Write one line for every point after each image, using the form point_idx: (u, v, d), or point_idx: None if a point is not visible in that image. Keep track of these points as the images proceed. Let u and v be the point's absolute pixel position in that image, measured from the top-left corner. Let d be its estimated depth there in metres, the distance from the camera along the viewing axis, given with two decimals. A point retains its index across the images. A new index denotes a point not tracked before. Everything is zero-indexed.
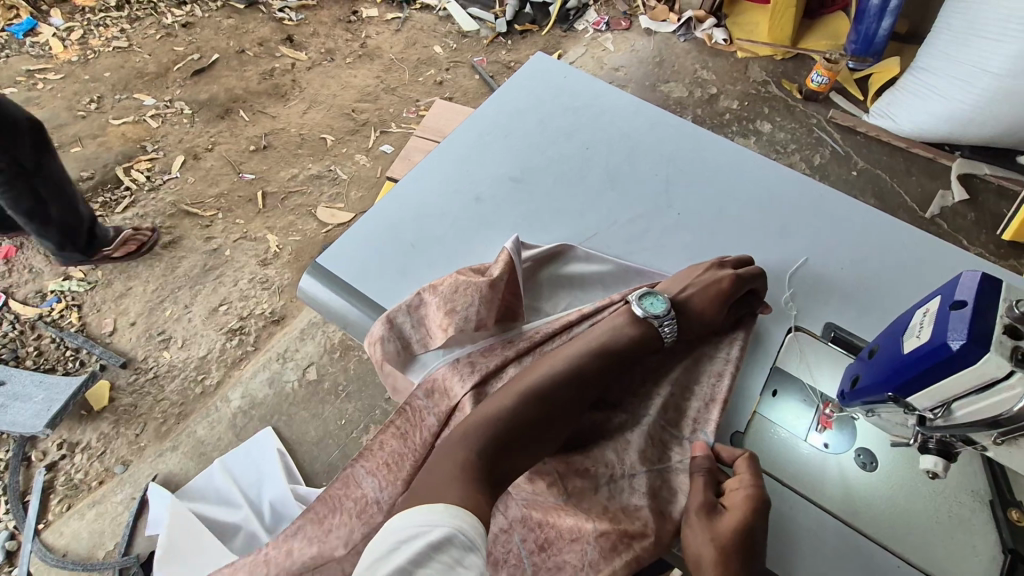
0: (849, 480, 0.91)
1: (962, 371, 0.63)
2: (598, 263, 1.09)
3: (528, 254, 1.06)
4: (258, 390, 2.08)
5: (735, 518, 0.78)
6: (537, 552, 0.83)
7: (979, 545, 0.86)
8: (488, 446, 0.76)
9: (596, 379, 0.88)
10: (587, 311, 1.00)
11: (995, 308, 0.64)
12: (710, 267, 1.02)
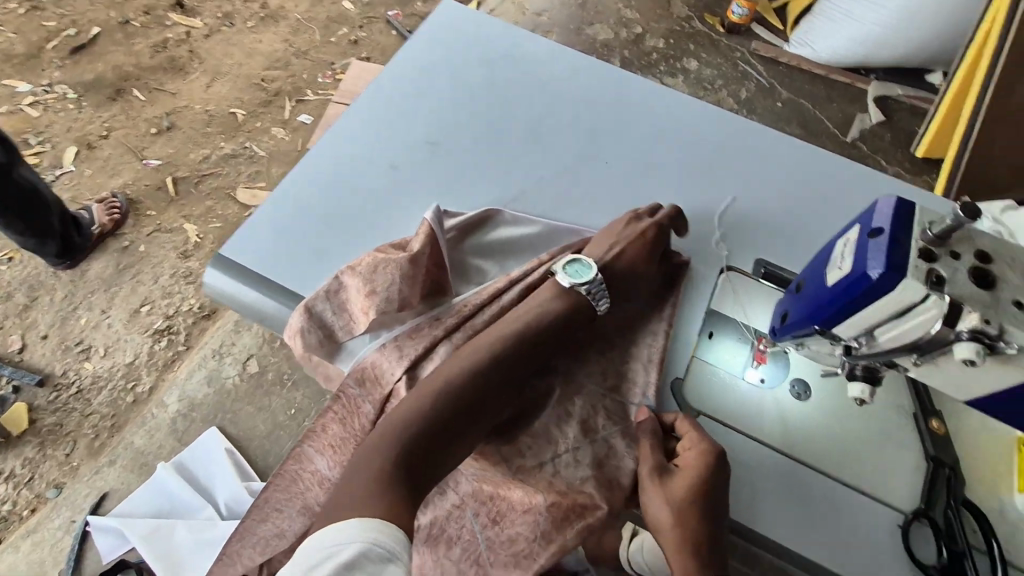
0: (785, 411, 0.94)
1: (882, 300, 0.63)
2: (526, 224, 1.04)
3: (451, 222, 1.00)
4: (193, 390, 1.96)
5: (688, 477, 0.78)
6: (490, 525, 0.85)
7: (905, 458, 0.91)
8: (406, 444, 0.72)
9: (526, 355, 0.83)
10: (516, 276, 0.95)
11: (910, 233, 0.63)
12: (636, 220, 1.00)
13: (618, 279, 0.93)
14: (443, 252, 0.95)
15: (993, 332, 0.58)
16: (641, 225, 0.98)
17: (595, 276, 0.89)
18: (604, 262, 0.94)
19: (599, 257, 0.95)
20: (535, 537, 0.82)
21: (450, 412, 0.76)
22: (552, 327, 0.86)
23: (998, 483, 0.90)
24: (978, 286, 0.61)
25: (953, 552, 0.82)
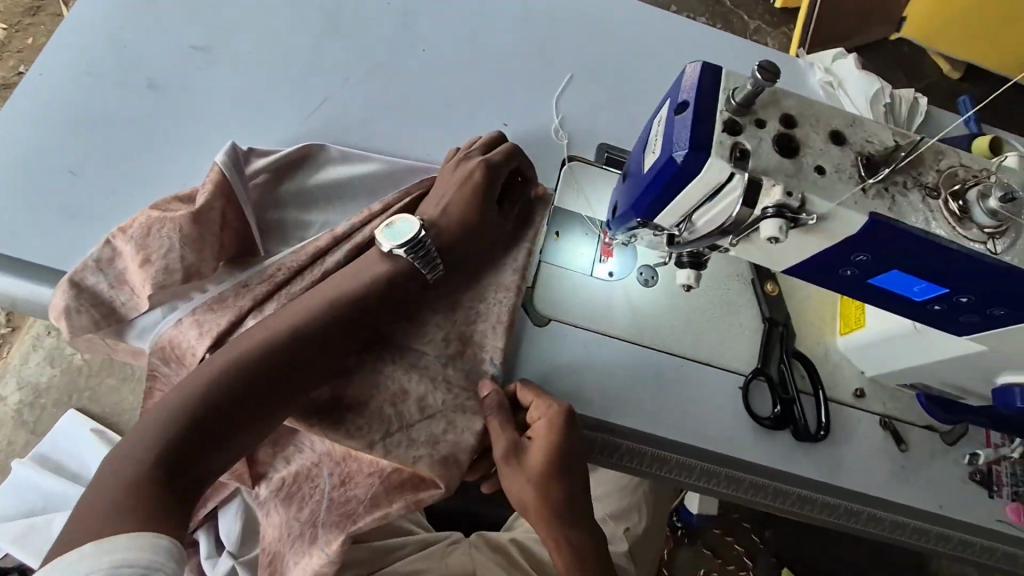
0: (634, 300, 0.93)
1: (692, 183, 0.58)
2: (355, 164, 0.89)
3: (256, 166, 0.84)
4: (36, 373, 1.66)
5: (542, 451, 0.75)
6: (339, 487, 0.78)
7: (746, 324, 0.96)
8: (179, 434, 0.63)
9: (340, 329, 0.74)
10: (339, 233, 0.81)
11: (715, 103, 0.57)
12: (468, 160, 0.87)
13: (456, 230, 0.83)
14: (243, 204, 0.79)
15: (795, 204, 0.56)
16: (472, 167, 0.86)
17: (418, 236, 0.77)
18: (428, 216, 0.83)
19: (426, 213, 0.83)
20: (367, 500, 0.76)
21: (242, 396, 0.66)
22: (372, 296, 0.76)
23: (824, 330, 0.98)
24: (783, 156, 0.56)
25: (783, 400, 0.91)
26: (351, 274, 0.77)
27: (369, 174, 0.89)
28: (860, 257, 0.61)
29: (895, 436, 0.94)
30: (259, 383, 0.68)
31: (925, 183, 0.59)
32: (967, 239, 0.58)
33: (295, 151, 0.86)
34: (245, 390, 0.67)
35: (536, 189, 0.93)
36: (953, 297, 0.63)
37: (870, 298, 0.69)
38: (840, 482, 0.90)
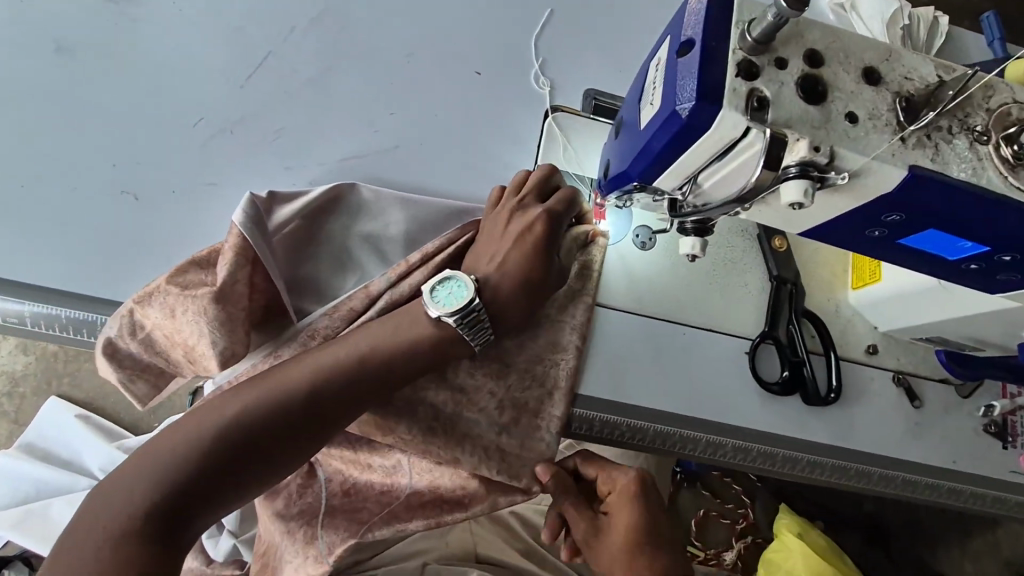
0: (630, 265, 0.87)
1: (700, 142, 0.49)
2: (388, 208, 0.80)
3: (282, 217, 0.75)
4: (8, 363, 1.56)
5: (620, 530, 0.65)
6: (341, 496, 0.86)
7: (752, 284, 0.89)
8: (174, 485, 0.60)
9: (353, 396, 0.67)
10: (375, 291, 0.75)
11: (726, 41, 0.47)
12: (522, 210, 0.74)
13: (515, 294, 0.71)
14: (273, 273, 0.71)
15: (822, 161, 0.47)
16: (529, 218, 0.73)
17: (472, 304, 0.68)
18: (482, 276, 0.71)
19: (478, 271, 0.72)
20: (382, 514, 0.84)
21: (240, 452, 0.63)
22: (405, 369, 0.69)
23: (834, 285, 0.91)
24: (809, 103, 0.47)
25: (792, 363, 0.84)
26: (393, 351, 0.68)
27: (406, 220, 0.81)
28: (893, 217, 0.53)
29: (908, 392, 0.89)
30: (261, 437, 0.64)
31: (971, 126, 0.50)
32: (1018, 192, 0.49)
33: (325, 194, 0.77)
34: (247, 442, 0.63)
35: (587, 229, 0.83)
36: (995, 256, 0.56)
37: (897, 258, 0.61)
38: (852, 445, 0.86)
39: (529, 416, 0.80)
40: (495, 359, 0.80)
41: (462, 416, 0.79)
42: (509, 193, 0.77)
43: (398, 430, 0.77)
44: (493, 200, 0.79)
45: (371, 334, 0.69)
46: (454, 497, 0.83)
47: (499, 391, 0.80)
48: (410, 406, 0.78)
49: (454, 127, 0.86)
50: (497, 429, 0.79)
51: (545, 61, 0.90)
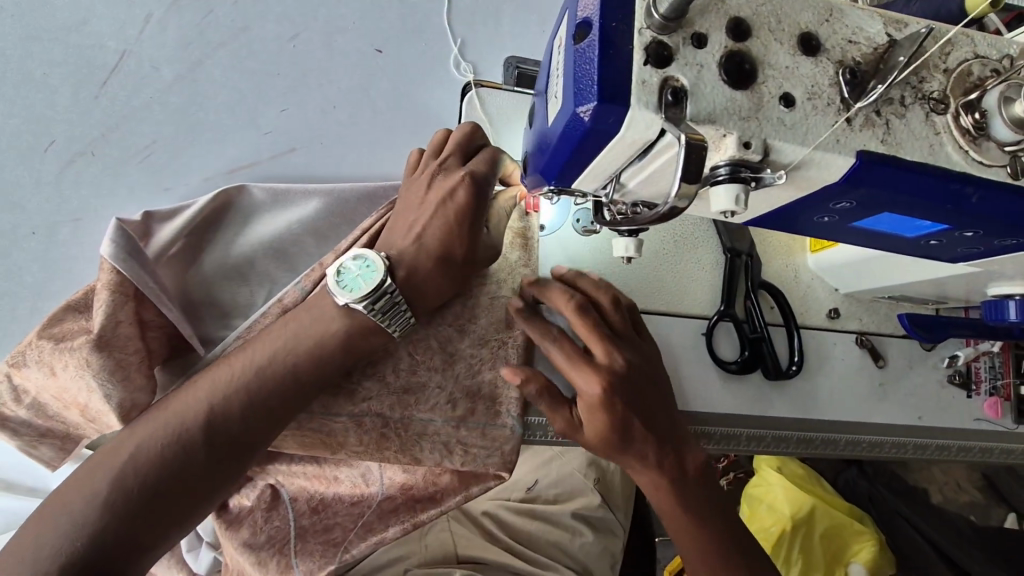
0: (573, 254, 0.78)
1: (613, 145, 0.40)
2: (286, 205, 0.72)
3: (162, 239, 0.66)
4: None
5: (598, 437, 0.64)
6: (310, 513, 0.76)
7: (705, 257, 0.83)
8: (87, 524, 0.51)
9: (286, 397, 0.59)
10: (290, 303, 0.66)
11: (629, 19, 0.38)
12: (444, 174, 0.63)
13: (431, 279, 0.62)
14: (162, 305, 0.62)
15: (755, 158, 0.39)
16: (450, 182, 0.61)
17: (383, 287, 0.58)
18: (395, 253, 0.61)
19: (393, 244, 0.62)
20: (356, 529, 0.74)
21: (176, 470, 0.55)
22: (325, 366, 0.61)
23: (793, 248, 0.86)
24: (735, 89, 0.39)
25: (751, 341, 0.79)
26: (306, 358, 0.60)
27: (308, 215, 0.72)
28: (844, 204, 0.46)
29: (872, 353, 0.86)
30: (197, 449, 0.56)
31: (927, 93, 0.42)
32: (981, 167, 0.43)
33: (211, 202, 0.68)
34: (183, 457, 0.55)
35: (514, 193, 0.72)
36: (956, 232, 0.50)
37: (851, 238, 0.55)
38: (819, 415, 0.83)
39: (486, 403, 0.73)
40: (440, 351, 0.72)
41: (413, 417, 0.70)
42: (428, 155, 0.66)
43: (347, 442, 0.69)
44: (409, 166, 0.68)
45: (276, 335, 0.60)
46: (427, 495, 0.75)
47: (448, 384, 0.71)
48: (357, 417, 0.69)
49: (359, 114, 0.76)
50: (453, 424, 0.71)
51: (457, 28, 0.80)
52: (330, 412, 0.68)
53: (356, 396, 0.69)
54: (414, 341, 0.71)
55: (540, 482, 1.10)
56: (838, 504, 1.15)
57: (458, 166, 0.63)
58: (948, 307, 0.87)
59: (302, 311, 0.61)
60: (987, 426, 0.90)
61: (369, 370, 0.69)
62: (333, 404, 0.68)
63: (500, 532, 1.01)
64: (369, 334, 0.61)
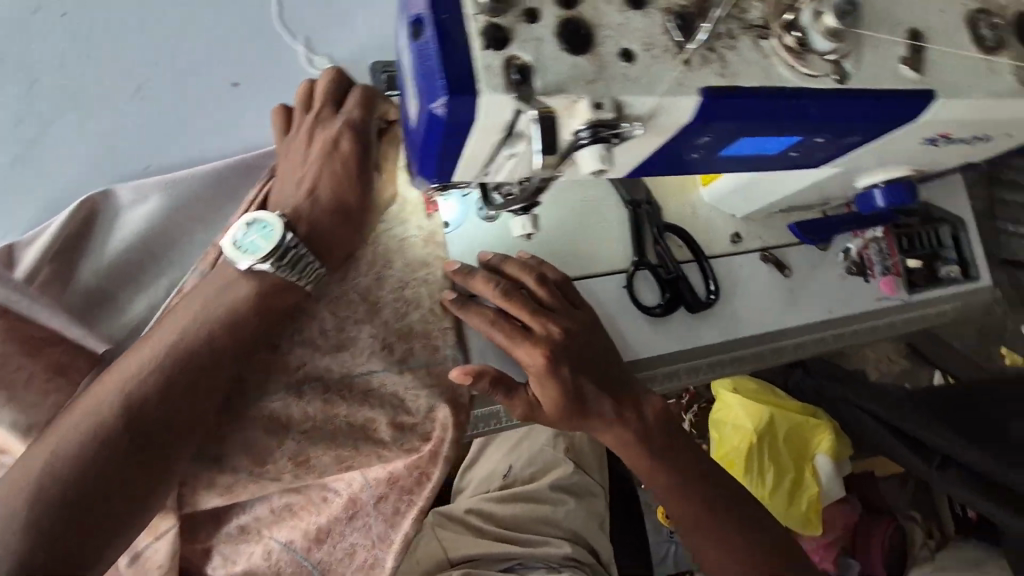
0: (486, 241, 0.78)
1: (478, 129, 0.40)
2: (156, 201, 0.66)
3: (28, 267, 0.60)
4: None
5: (557, 407, 0.68)
6: (316, 544, 0.76)
7: (610, 214, 0.85)
8: (15, 546, 0.48)
9: (204, 373, 0.58)
10: (190, 289, 0.63)
11: (457, 8, 0.38)
12: (322, 125, 0.63)
13: (331, 236, 0.63)
14: (45, 316, 0.59)
15: (609, 116, 0.40)
16: (331, 131, 0.62)
17: (286, 242, 0.59)
18: (291, 211, 0.62)
19: (286, 203, 0.62)
20: (376, 543, 0.77)
21: (98, 469, 0.52)
22: (245, 339, 0.61)
23: (686, 186, 0.90)
24: (575, 55, 0.40)
25: (669, 283, 0.84)
26: (220, 326, 0.59)
27: (180, 202, 0.67)
28: (705, 138, 0.49)
29: (777, 265, 0.93)
30: (121, 444, 0.53)
31: (751, 22, 0.45)
32: (810, 79, 0.46)
33: (72, 215, 0.62)
34: (110, 454, 0.53)
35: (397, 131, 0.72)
36: (808, 140, 0.54)
37: (724, 167, 0.59)
38: (739, 332, 0.89)
39: (421, 340, 0.73)
40: (363, 302, 0.72)
41: (355, 374, 0.70)
42: (298, 111, 0.64)
43: (293, 420, 0.68)
44: (281, 123, 0.66)
45: (177, 315, 0.59)
46: (415, 482, 0.75)
47: (379, 330, 0.72)
48: (295, 388, 0.68)
49: (224, 146, 0.71)
50: (396, 368, 0.71)
51: (296, 28, 0.74)
52: (266, 392, 0.67)
53: (290, 365, 0.68)
54: (333, 300, 0.71)
55: (514, 466, 1.12)
56: (791, 406, 1.26)
57: (334, 115, 0.63)
58: (833, 208, 0.95)
59: (203, 285, 0.61)
60: (887, 305, 0.99)
61: (297, 337, 0.69)
62: (267, 383, 0.67)
63: (487, 526, 1.04)
64: (285, 291, 0.62)
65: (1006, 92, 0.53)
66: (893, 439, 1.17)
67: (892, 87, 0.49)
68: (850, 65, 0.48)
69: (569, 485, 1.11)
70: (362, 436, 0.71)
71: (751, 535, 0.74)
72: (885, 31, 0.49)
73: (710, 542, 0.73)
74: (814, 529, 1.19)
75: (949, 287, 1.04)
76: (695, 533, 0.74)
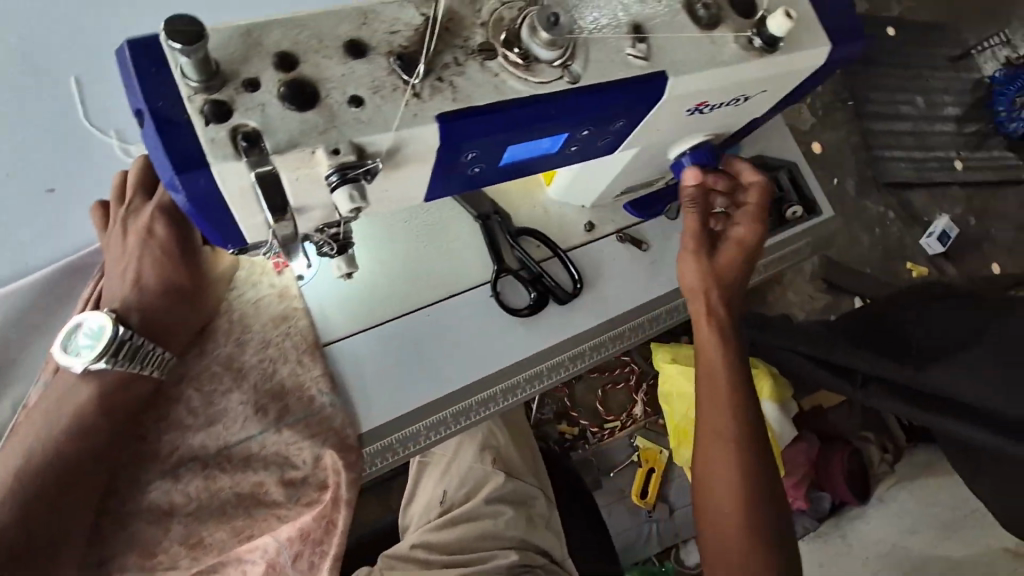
0: (346, 285, 0.80)
1: (229, 199, 0.43)
2: None
3: None
4: None
5: (750, 227, 0.76)
6: None
7: (463, 230, 0.88)
8: None
9: (56, 484, 0.63)
10: (33, 401, 0.68)
11: (174, 93, 0.41)
12: (133, 216, 0.68)
13: (165, 321, 0.68)
14: None
15: (352, 158, 0.44)
16: (143, 221, 0.67)
17: (119, 336, 0.62)
18: (120, 305, 0.66)
19: (114, 296, 0.67)
20: None
21: None
22: (96, 443, 0.65)
23: (531, 187, 0.94)
24: (303, 111, 0.43)
25: (533, 282, 0.87)
26: (63, 438, 0.64)
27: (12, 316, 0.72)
28: (472, 154, 0.53)
29: (634, 242, 0.96)
30: None
31: (475, 47, 0.50)
32: (541, 86, 0.52)
33: None
34: None
35: None
36: (577, 134, 0.59)
37: (517, 172, 0.63)
38: (613, 314, 0.93)
39: (295, 395, 0.74)
40: (227, 371, 0.73)
41: (233, 446, 0.72)
42: (113, 205, 0.70)
43: (175, 506, 0.70)
44: (100, 220, 0.71)
45: (21, 436, 0.65)
46: (324, 531, 0.76)
47: (248, 393, 0.73)
48: (172, 472, 0.70)
49: (55, 251, 0.75)
50: (274, 428, 0.73)
51: (103, 123, 0.77)
52: (141, 483, 0.69)
53: (163, 453, 0.70)
54: (195, 379, 0.72)
55: (449, 490, 1.13)
56: None
57: (145, 203, 0.69)
58: None
59: (46, 396, 0.66)
60: None
61: (163, 423, 0.71)
62: (141, 474, 0.69)
63: (432, 556, 1.05)
64: (130, 384, 0.66)
65: (733, 60, 0.60)
66: (822, 372, 1.19)
67: (624, 75, 0.55)
68: (578, 66, 0.54)
69: (505, 495, 1.12)
70: (252, 500, 0.73)
71: (766, 497, 0.73)
72: (606, 29, 0.56)
73: (722, 467, 0.73)
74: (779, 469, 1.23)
75: (799, 225, 1.13)
76: (713, 472, 0.74)
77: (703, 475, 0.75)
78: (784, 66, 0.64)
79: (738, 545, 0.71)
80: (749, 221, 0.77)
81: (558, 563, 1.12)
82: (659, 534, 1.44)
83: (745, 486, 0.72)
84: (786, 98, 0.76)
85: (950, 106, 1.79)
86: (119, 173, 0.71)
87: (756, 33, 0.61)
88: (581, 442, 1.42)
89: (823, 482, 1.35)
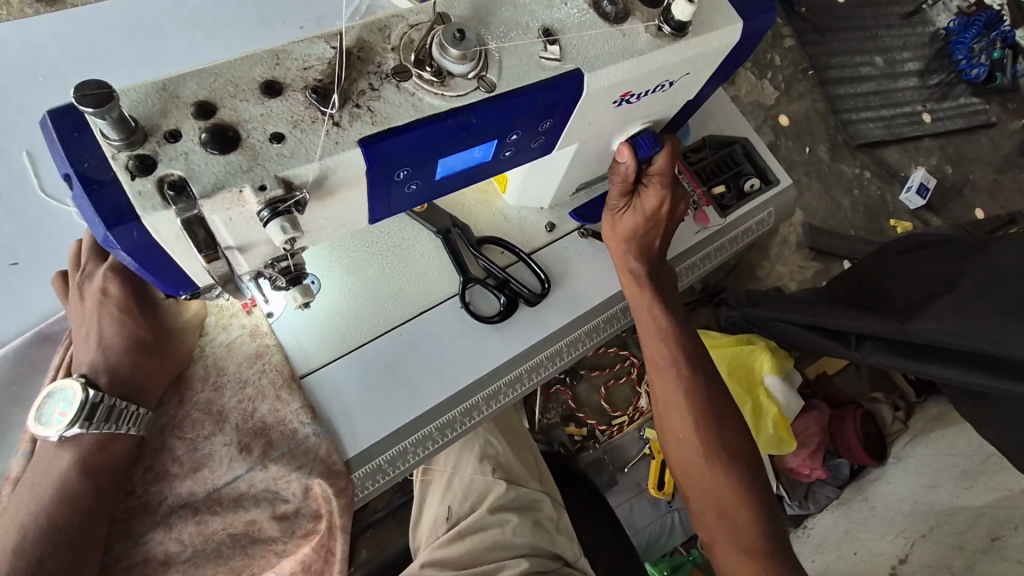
0: (316, 316, 0.82)
1: (168, 242, 0.45)
2: None
3: None
4: None
5: (650, 191, 0.81)
6: None
7: (424, 247, 0.90)
8: None
9: (58, 552, 0.64)
10: (19, 471, 0.71)
11: (99, 153, 0.43)
12: (88, 279, 0.71)
13: (132, 378, 0.70)
14: None
15: (280, 192, 0.46)
16: (97, 282, 0.70)
17: (90, 399, 0.65)
18: (89, 367, 0.69)
19: (83, 361, 0.70)
20: None
21: None
22: (88, 506, 0.67)
23: (489, 196, 0.95)
24: (225, 153, 0.46)
25: (500, 288, 0.88)
26: (55, 505, 0.65)
27: None
28: (404, 172, 0.55)
29: (597, 236, 0.97)
30: None
31: (388, 71, 0.52)
32: (458, 99, 0.54)
33: None
34: None
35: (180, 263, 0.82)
36: (506, 139, 0.61)
37: (459, 183, 0.65)
38: (584, 307, 0.93)
39: (278, 429, 0.76)
40: (208, 416, 0.75)
41: (222, 488, 0.74)
42: (71, 273, 0.72)
43: (173, 555, 0.72)
44: (61, 290, 0.73)
45: (13, 511, 0.66)
46: (324, 560, 0.79)
47: (232, 435, 0.75)
48: (166, 521, 0.72)
49: (24, 321, 0.78)
50: (260, 464, 0.75)
51: (60, 193, 0.82)
52: (136, 536, 0.71)
53: (155, 504, 0.73)
54: (176, 428, 0.75)
55: (453, 505, 1.13)
56: (729, 340, 1.33)
57: (98, 266, 0.71)
58: None
59: (33, 466, 0.68)
60: (707, 234, 1.09)
61: (151, 475, 0.73)
62: (135, 527, 0.72)
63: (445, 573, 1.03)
64: (109, 444, 0.68)
65: (646, 49, 0.63)
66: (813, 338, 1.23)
67: (540, 77, 0.58)
68: (492, 75, 0.56)
69: (509, 503, 1.12)
70: (248, 536, 0.76)
71: (726, 438, 0.79)
72: (517, 36, 0.58)
73: (671, 395, 0.82)
74: (789, 443, 1.26)
75: (759, 197, 1.14)
76: (669, 420, 0.82)
77: (664, 426, 0.83)
78: (698, 48, 0.66)
79: (703, 479, 0.78)
80: (656, 188, 0.80)
81: (572, 565, 1.10)
82: (682, 523, 1.41)
83: (702, 428, 0.79)
84: (716, 76, 0.77)
85: (909, 62, 1.82)
86: (75, 242, 0.75)
87: (664, 21, 0.63)
88: (591, 442, 1.44)
89: (840, 448, 1.37)
